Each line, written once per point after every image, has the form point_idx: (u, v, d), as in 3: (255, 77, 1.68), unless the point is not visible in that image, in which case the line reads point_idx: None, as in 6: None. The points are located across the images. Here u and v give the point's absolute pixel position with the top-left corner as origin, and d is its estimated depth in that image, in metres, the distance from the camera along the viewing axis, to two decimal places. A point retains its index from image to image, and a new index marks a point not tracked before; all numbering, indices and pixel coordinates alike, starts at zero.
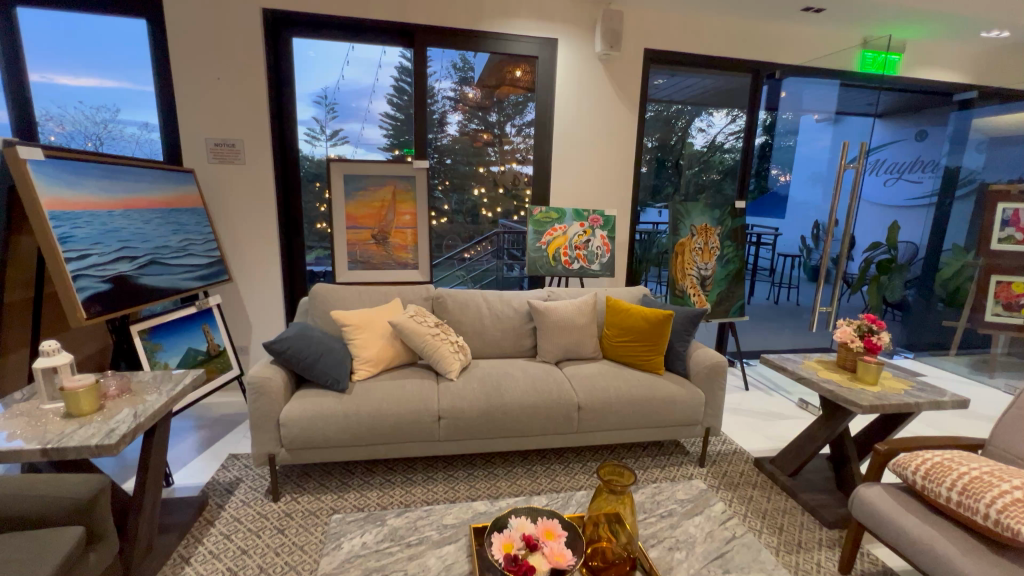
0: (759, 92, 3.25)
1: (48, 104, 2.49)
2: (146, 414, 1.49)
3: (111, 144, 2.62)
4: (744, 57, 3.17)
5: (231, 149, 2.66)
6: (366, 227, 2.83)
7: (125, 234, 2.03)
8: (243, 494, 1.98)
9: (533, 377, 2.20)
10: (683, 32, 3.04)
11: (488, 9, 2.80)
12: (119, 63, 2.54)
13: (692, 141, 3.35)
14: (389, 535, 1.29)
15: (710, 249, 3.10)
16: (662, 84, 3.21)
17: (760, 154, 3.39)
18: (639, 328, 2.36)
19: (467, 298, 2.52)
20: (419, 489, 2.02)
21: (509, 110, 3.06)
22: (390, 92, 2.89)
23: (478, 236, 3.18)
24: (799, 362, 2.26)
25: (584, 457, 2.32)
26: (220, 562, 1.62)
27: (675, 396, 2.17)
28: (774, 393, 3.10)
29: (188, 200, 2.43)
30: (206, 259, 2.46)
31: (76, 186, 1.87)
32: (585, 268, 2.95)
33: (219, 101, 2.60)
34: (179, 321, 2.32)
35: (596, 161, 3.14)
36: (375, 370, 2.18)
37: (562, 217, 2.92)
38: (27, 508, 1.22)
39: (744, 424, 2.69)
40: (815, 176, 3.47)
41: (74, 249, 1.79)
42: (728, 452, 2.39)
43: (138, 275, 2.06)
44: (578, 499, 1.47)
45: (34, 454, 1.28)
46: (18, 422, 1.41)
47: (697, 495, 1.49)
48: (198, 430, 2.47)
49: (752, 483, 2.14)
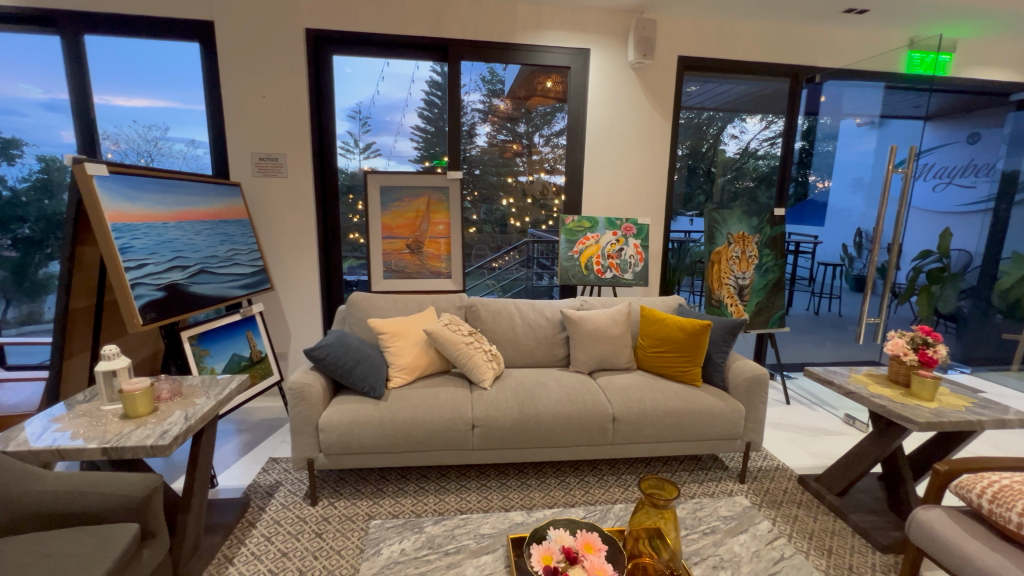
0: (798, 97, 3.19)
1: (106, 123, 2.67)
2: (196, 416, 1.55)
3: (161, 159, 2.77)
4: (782, 62, 3.11)
5: (274, 163, 2.77)
6: (401, 237, 2.89)
7: (178, 244, 2.14)
8: (283, 497, 2.03)
9: (567, 388, 2.18)
10: (717, 39, 3.01)
11: (521, 21, 2.84)
12: (171, 85, 2.70)
13: (724, 149, 3.30)
14: (427, 543, 1.29)
15: (747, 258, 3.02)
16: (695, 91, 3.17)
17: (799, 160, 3.33)
18: (676, 338, 2.30)
19: (499, 307, 2.53)
20: (452, 497, 2.02)
21: (537, 120, 3.08)
22: (421, 106, 2.97)
23: (507, 245, 3.21)
24: (846, 375, 2.16)
25: (619, 469, 2.28)
26: (262, 563, 1.66)
27: (715, 409, 2.11)
28: (818, 408, 2.96)
29: (234, 211, 2.54)
30: (250, 268, 2.57)
31: (135, 200, 1.97)
32: (617, 277, 2.93)
33: (263, 117, 2.72)
34: (224, 327, 2.41)
35: (627, 169, 3.12)
36: (410, 378, 2.20)
37: (595, 225, 2.91)
38: (89, 504, 1.29)
39: (787, 439, 2.58)
40: (856, 182, 3.25)
41: (132, 259, 1.90)
42: (770, 469, 2.30)
43: (189, 283, 2.16)
44: (616, 513, 1.44)
45: (95, 453, 1.35)
46: (80, 422, 1.49)
47: (741, 513, 1.44)
48: (241, 433, 2.56)
49: (797, 502, 2.05)
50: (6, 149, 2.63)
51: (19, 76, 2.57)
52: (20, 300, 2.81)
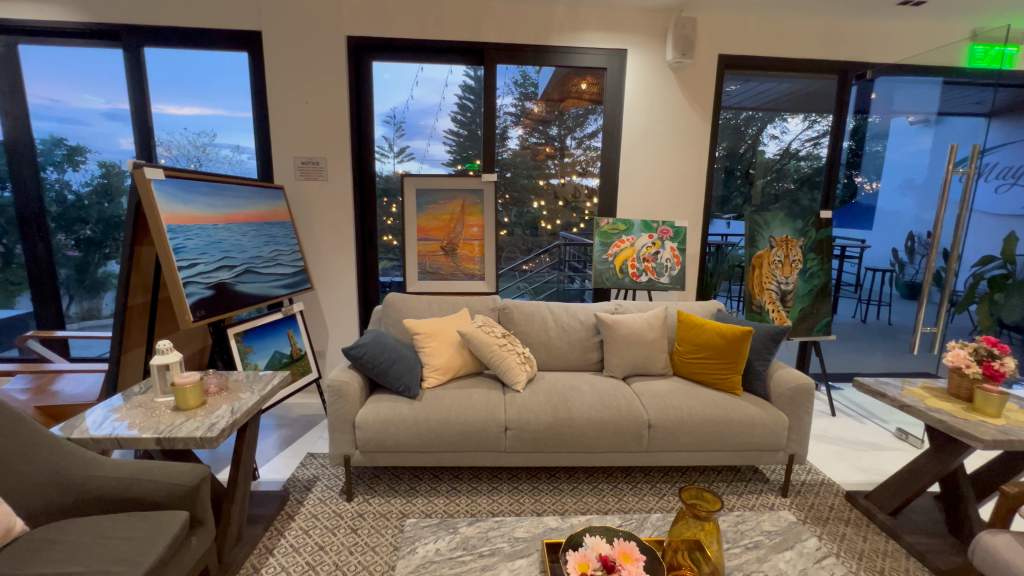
0: (847, 95, 3.07)
1: (161, 130, 2.83)
2: (241, 410, 1.61)
3: (209, 164, 2.91)
4: (830, 59, 2.99)
5: (316, 167, 2.84)
6: (436, 239, 2.93)
7: (226, 245, 2.23)
8: (320, 492, 2.08)
9: (601, 393, 2.15)
10: (759, 36, 2.91)
11: (557, 23, 2.83)
12: (219, 93, 2.83)
13: (764, 149, 3.19)
14: (462, 543, 1.29)
15: (791, 262, 2.90)
16: (735, 90, 3.08)
17: (847, 161, 3.21)
18: (715, 344, 2.23)
19: (533, 309, 2.53)
20: (484, 499, 2.02)
21: (570, 122, 3.06)
22: (454, 110, 3.01)
23: (538, 248, 3.20)
24: (900, 387, 2.03)
25: (654, 477, 2.23)
26: (300, 555, 1.71)
27: (756, 419, 2.03)
28: (867, 421, 2.81)
29: (278, 214, 2.63)
30: (292, 269, 2.66)
31: (188, 202, 2.07)
32: (653, 281, 2.87)
33: (306, 123, 2.80)
34: (267, 325, 2.49)
35: (663, 171, 3.05)
36: (444, 379, 2.22)
37: (630, 228, 2.86)
38: (144, 491, 1.35)
39: (832, 453, 2.46)
40: (908, 183, 3.01)
41: (185, 259, 1.99)
42: (814, 483, 2.19)
43: (235, 282, 2.26)
44: (653, 523, 1.40)
45: (149, 443, 1.42)
46: (136, 413, 1.57)
47: (786, 529, 1.37)
48: (280, 429, 2.64)
49: (844, 519, 1.94)
50: (71, 156, 2.82)
51: (85, 88, 2.76)
52: (82, 296, 3.00)
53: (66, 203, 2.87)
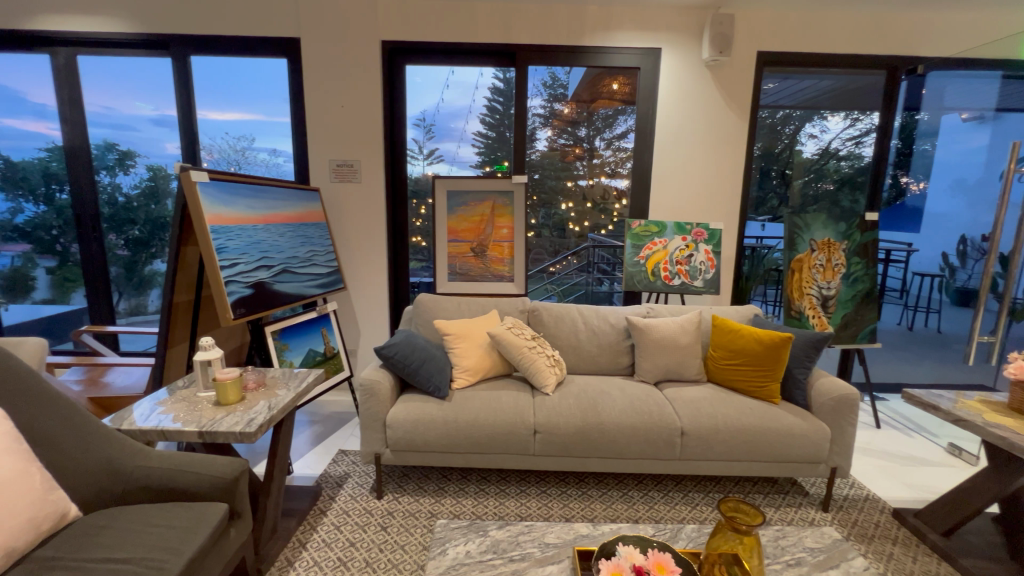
0: (895, 91, 2.92)
1: (204, 135, 2.95)
2: (278, 407, 1.65)
3: (247, 167, 3.01)
4: (877, 54, 2.86)
5: (350, 169, 2.90)
6: (466, 240, 2.95)
7: (265, 246, 2.30)
8: (352, 489, 2.11)
9: (632, 398, 2.11)
10: (801, 32, 2.81)
11: (590, 22, 2.80)
12: (259, 98, 2.93)
13: (802, 149, 3.07)
14: (492, 547, 1.29)
15: (833, 266, 2.79)
16: (773, 88, 2.98)
17: (894, 160, 3.05)
18: (752, 351, 2.16)
19: (563, 312, 2.51)
20: (512, 502, 2.01)
21: (599, 123, 3.03)
22: (483, 112, 3.03)
23: (565, 250, 3.18)
24: (954, 400, 1.91)
25: (686, 486, 2.17)
26: (332, 551, 1.74)
27: (795, 429, 1.95)
28: (915, 434, 2.66)
29: (313, 215, 2.70)
30: (326, 269, 2.72)
31: (230, 204, 2.14)
32: (686, 285, 2.80)
33: (340, 127, 2.86)
34: (302, 324, 2.56)
35: (696, 173, 2.98)
36: (473, 380, 2.22)
37: (663, 230, 2.80)
38: (187, 482, 1.41)
39: (877, 467, 2.34)
40: (959, 183, 2.88)
41: (227, 259, 2.06)
42: (858, 498, 2.09)
43: (273, 282, 2.32)
44: (688, 534, 1.36)
45: (192, 436, 1.47)
46: (180, 406, 1.64)
47: (830, 546, 1.31)
48: (313, 425, 2.70)
49: (891, 538, 1.84)
50: (123, 161, 2.97)
51: (135, 95, 2.91)
52: (130, 293, 3.15)
53: (117, 205, 3.02)
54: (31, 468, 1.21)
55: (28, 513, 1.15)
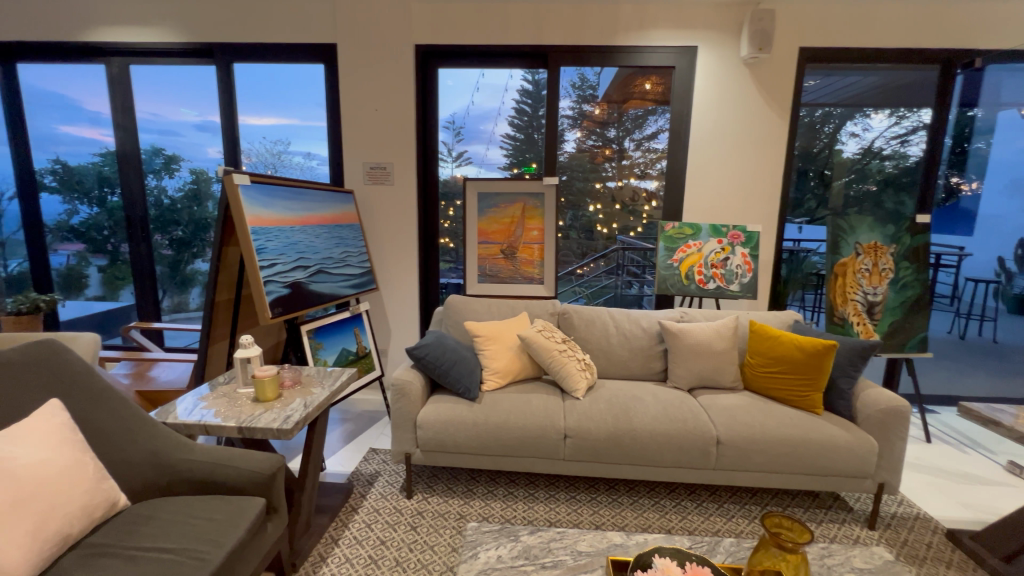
0: (950, 87, 2.76)
1: (244, 140, 3.05)
2: (313, 405, 1.68)
3: (283, 170, 3.10)
4: (929, 48, 2.71)
5: (383, 172, 2.95)
6: (496, 242, 2.95)
7: (302, 247, 2.36)
8: (382, 487, 2.14)
9: (665, 404, 2.06)
10: (845, 25, 2.70)
11: (624, 22, 2.76)
12: (295, 103, 3.01)
13: (842, 148, 2.94)
14: (523, 552, 1.27)
15: (880, 271, 2.66)
16: (814, 85, 2.86)
17: (948, 159, 2.88)
18: (793, 359, 2.07)
19: (594, 315, 2.47)
20: (541, 507, 1.99)
21: (629, 124, 2.98)
22: (512, 114, 3.02)
23: (594, 253, 3.14)
24: (1016, 416, 1.78)
25: (721, 497, 2.10)
26: (363, 548, 1.76)
27: (839, 442, 1.86)
28: (970, 450, 2.50)
29: (347, 217, 2.76)
30: (359, 270, 2.77)
31: (269, 206, 2.20)
32: (721, 289, 2.71)
33: (374, 130, 2.91)
34: (336, 323, 2.61)
35: (732, 174, 2.89)
36: (502, 382, 2.22)
37: (697, 233, 2.73)
38: (227, 476, 1.45)
39: (929, 484, 2.21)
40: (1017, 184, 2.81)
41: (266, 259, 2.12)
42: (907, 517, 1.97)
43: (309, 282, 2.38)
44: (726, 548, 1.31)
45: (232, 431, 1.51)
46: (221, 402, 1.69)
47: (881, 568, 1.23)
48: (345, 423, 2.75)
49: (945, 561, 1.73)
50: (168, 165, 3.11)
51: (181, 102, 3.04)
52: (173, 291, 3.29)
53: (162, 207, 3.16)
54: (85, 457, 1.27)
55: (83, 500, 1.20)
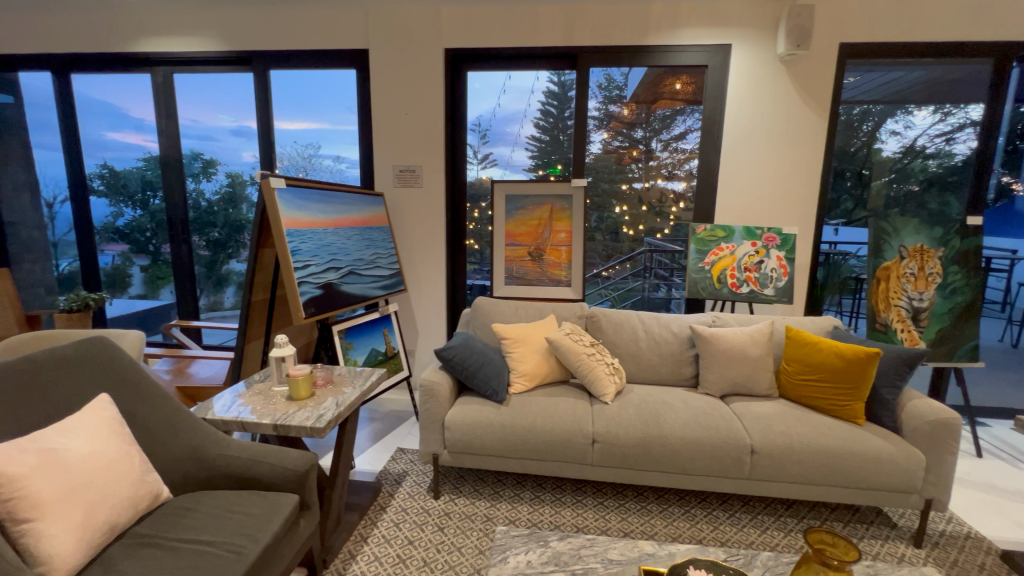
0: (1004, 81, 2.61)
1: (278, 144, 3.14)
2: (345, 404, 1.71)
3: (314, 173, 3.18)
4: (981, 40, 2.57)
5: (412, 174, 2.98)
6: (523, 244, 2.95)
7: (334, 248, 2.41)
8: (410, 487, 2.16)
9: (696, 411, 2.01)
10: (888, 18, 2.59)
11: (654, 21, 2.72)
12: (326, 108, 3.08)
13: (881, 147, 2.82)
14: (553, 558, 1.26)
15: (926, 275, 2.53)
16: (855, 81, 2.75)
17: (1001, 158, 2.73)
18: (832, 366, 1.99)
19: (622, 318, 2.44)
20: (569, 512, 1.97)
21: (656, 124, 2.93)
22: (538, 116, 3.02)
23: (620, 255, 3.10)
24: None
25: (754, 508, 2.04)
26: (392, 547, 1.78)
27: (883, 454, 1.78)
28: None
29: (377, 219, 2.80)
30: (388, 271, 2.81)
31: (304, 209, 2.25)
32: (755, 293, 2.64)
33: (403, 133, 2.95)
34: (366, 324, 2.65)
35: (765, 174, 2.81)
36: (530, 385, 2.21)
37: (730, 235, 2.67)
38: (262, 472, 1.48)
39: (981, 502, 2.09)
40: None
41: (300, 261, 2.17)
42: (957, 536, 1.87)
43: (340, 282, 2.43)
44: (763, 562, 1.27)
45: (268, 428, 1.55)
46: (256, 399, 1.74)
47: None
48: (373, 422, 2.79)
49: None
50: (206, 169, 3.23)
51: (219, 108, 3.15)
52: (209, 290, 3.41)
53: (201, 209, 3.28)
54: (131, 450, 1.32)
55: (129, 491, 1.25)
